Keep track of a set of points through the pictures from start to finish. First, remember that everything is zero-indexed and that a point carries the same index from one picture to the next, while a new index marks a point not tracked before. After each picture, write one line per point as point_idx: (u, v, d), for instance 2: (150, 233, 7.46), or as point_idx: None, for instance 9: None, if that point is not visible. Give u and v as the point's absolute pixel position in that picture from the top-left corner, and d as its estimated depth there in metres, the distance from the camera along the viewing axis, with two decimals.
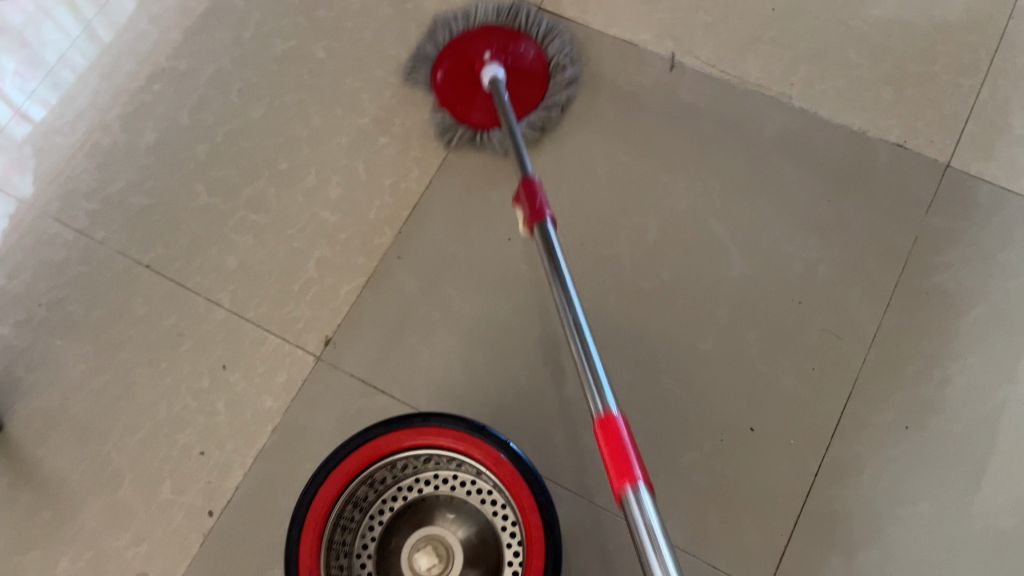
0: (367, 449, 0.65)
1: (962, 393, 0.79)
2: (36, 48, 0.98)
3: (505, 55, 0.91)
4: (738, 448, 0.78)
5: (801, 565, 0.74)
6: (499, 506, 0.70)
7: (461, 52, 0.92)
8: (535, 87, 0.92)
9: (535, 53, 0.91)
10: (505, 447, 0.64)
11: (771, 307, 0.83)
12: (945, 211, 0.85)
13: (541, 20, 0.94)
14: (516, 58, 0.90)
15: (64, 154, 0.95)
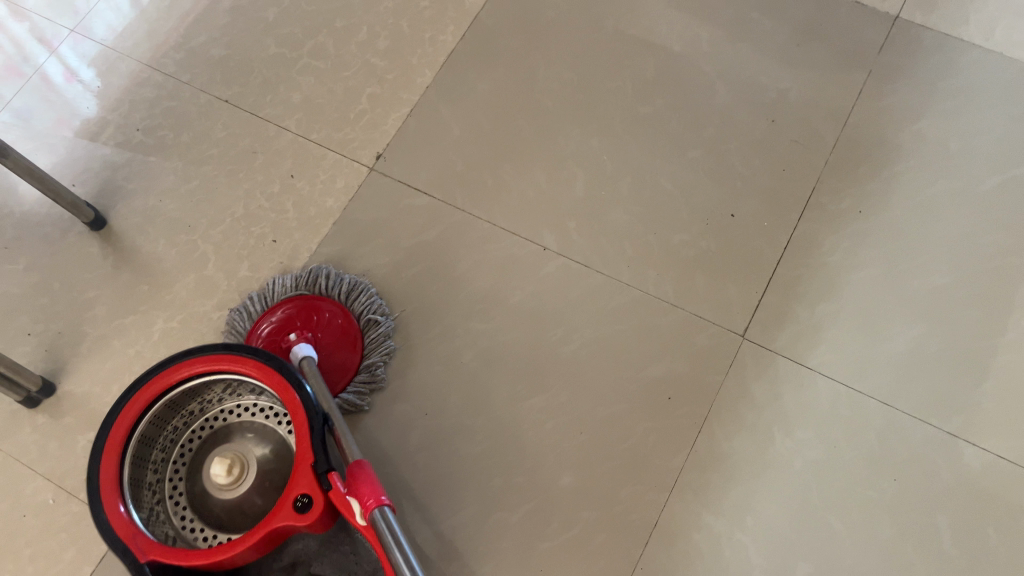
0: (135, 404, 0.70)
1: (907, 186, 0.95)
2: (84, 14, 1.15)
3: (310, 328, 0.88)
4: (720, 230, 0.95)
5: (772, 314, 0.90)
6: (266, 404, 0.76)
7: (272, 324, 0.89)
8: (353, 349, 0.89)
9: (341, 318, 0.90)
10: (216, 346, 0.72)
11: (749, 125, 1.00)
12: (893, 51, 1.02)
13: (343, 278, 0.92)
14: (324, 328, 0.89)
15: (130, 62, 1.11)
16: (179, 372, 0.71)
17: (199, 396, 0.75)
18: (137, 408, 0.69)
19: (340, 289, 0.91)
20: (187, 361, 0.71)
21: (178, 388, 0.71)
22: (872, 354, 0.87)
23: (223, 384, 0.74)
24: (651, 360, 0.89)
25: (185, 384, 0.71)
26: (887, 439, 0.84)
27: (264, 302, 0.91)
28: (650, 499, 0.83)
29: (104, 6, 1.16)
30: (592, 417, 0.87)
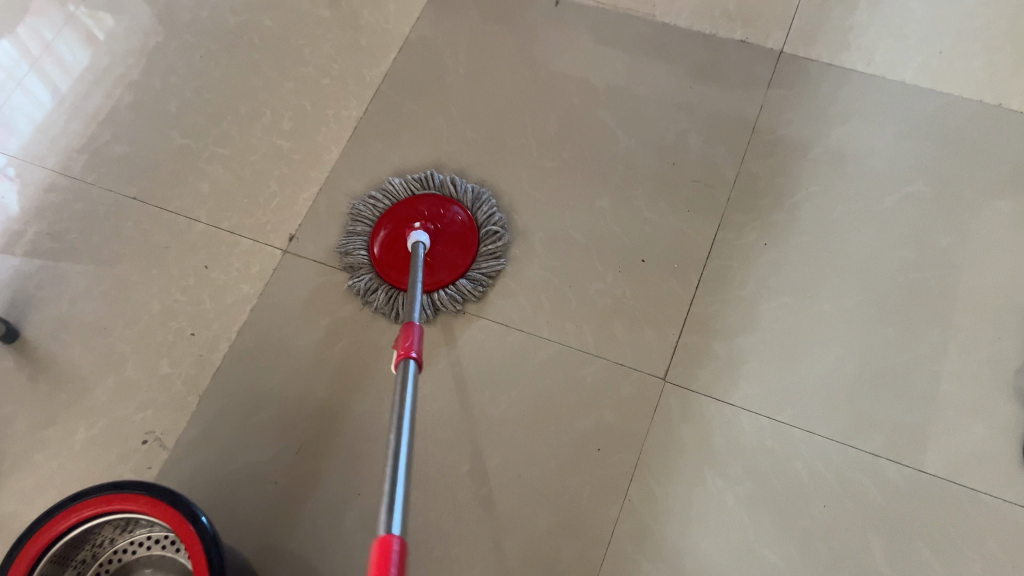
0: (33, 551, 0.70)
1: (808, 213, 0.98)
2: (7, 113, 1.13)
3: (436, 222, 0.97)
4: (633, 275, 0.96)
5: (692, 355, 0.91)
6: (160, 535, 0.77)
7: (400, 215, 0.97)
8: (466, 251, 0.96)
9: (463, 218, 0.97)
10: (107, 488, 0.72)
11: (651, 170, 1.02)
12: (783, 84, 1.06)
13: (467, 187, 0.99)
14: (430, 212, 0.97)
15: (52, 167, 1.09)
16: (66, 520, 0.71)
17: (102, 535, 0.75)
18: (33, 555, 0.70)
19: (466, 196, 0.98)
20: (74, 508, 0.71)
21: (62, 538, 0.71)
22: (792, 383, 0.89)
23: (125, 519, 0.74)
24: (579, 414, 0.89)
25: (69, 533, 0.71)
26: (814, 467, 0.85)
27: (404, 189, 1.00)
28: (589, 555, 0.83)
29: (26, 102, 1.14)
30: (525, 479, 0.87)
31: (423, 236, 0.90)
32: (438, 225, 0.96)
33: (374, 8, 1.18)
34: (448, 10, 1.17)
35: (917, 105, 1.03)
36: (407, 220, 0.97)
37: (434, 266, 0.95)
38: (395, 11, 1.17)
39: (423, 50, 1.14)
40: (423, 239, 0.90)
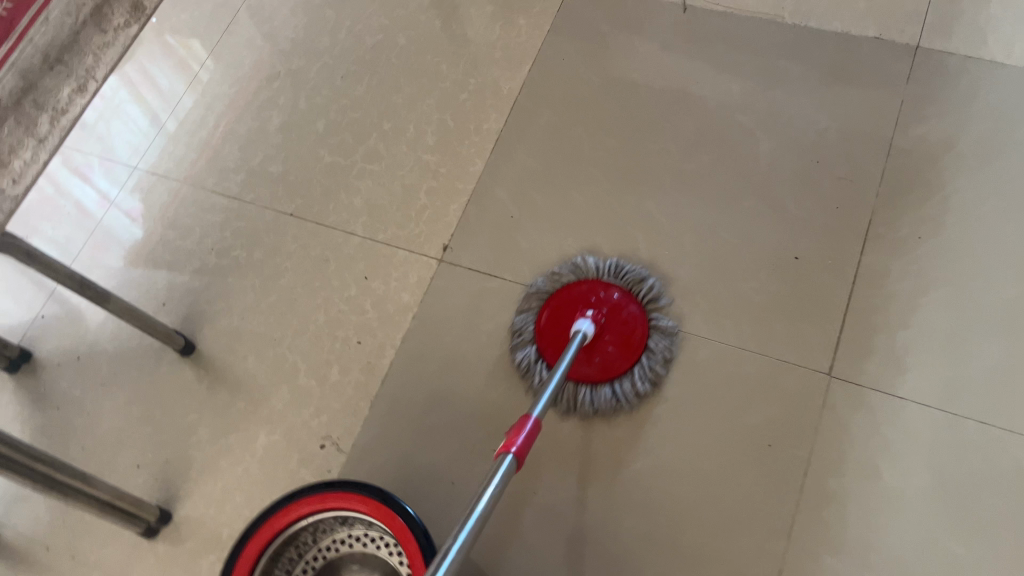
0: (256, 544, 0.75)
1: (961, 205, 0.98)
2: (109, 140, 1.25)
3: (602, 308, 0.95)
4: (787, 272, 0.98)
5: (855, 349, 0.92)
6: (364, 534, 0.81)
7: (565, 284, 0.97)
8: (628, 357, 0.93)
9: (636, 311, 0.95)
10: (320, 486, 0.76)
11: (795, 168, 1.04)
12: (922, 78, 1.07)
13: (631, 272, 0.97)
14: (607, 305, 0.95)
15: (154, 185, 1.19)
16: (286, 516, 0.76)
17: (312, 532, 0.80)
18: (257, 548, 0.75)
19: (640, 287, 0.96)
20: (292, 505, 0.76)
21: (282, 532, 0.76)
22: (961, 374, 0.90)
23: (340, 517, 0.78)
24: (747, 409, 0.91)
25: (288, 528, 0.76)
26: (991, 457, 0.85)
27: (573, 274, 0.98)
28: (769, 548, 0.85)
29: (127, 128, 1.26)
30: (699, 475, 0.89)
31: (585, 325, 0.88)
32: (620, 338, 0.94)
33: (505, 25, 1.22)
34: (578, 22, 1.20)
35: None
36: (578, 305, 0.95)
37: (591, 356, 0.93)
38: (525, 26, 1.21)
39: (556, 62, 1.18)
40: (585, 329, 0.87)
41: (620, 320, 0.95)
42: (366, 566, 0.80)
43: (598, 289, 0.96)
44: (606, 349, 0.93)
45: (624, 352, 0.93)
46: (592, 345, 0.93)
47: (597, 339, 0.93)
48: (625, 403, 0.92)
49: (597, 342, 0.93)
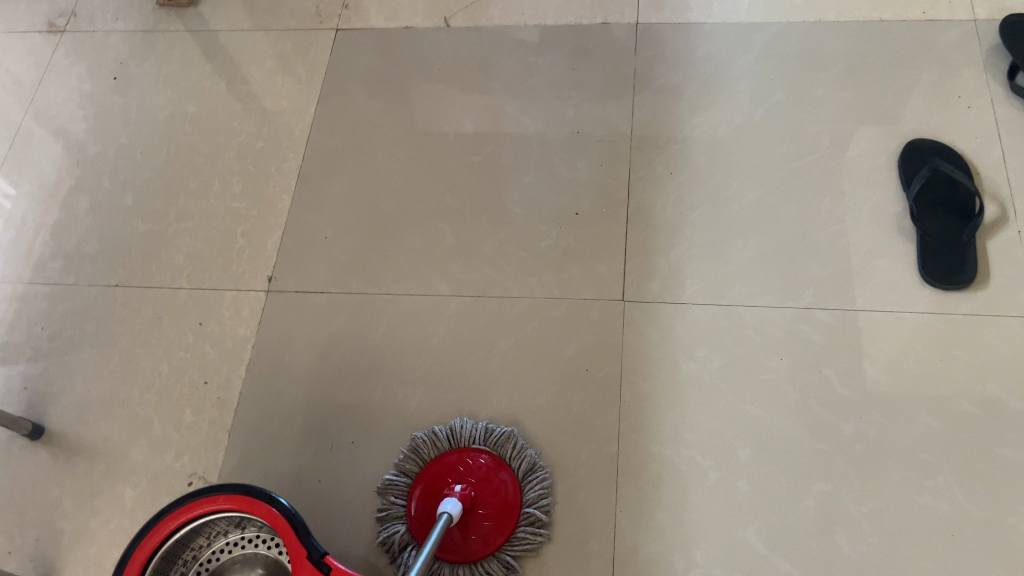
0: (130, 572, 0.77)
1: (698, 140, 1.16)
2: None
3: (474, 488, 0.93)
4: (572, 227, 1.12)
5: (640, 275, 1.07)
6: (238, 536, 0.85)
7: (433, 472, 0.95)
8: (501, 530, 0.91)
9: (486, 460, 0.95)
10: (183, 499, 0.80)
11: (560, 140, 1.19)
12: (646, 46, 1.26)
13: (491, 430, 0.96)
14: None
15: None
16: (158, 535, 0.78)
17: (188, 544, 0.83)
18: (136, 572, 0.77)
19: (520, 464, 0.94)
20: (159, 525, 0.79)
21: (157, 552, 0.79)
22: (727, 272, 1.06)
23: (230, 518, 0.83)
24: (564, 346, 1.03)
25: (163, 547, 0.79)
26: (763, 331, 1.01)
27: (450, 438, 0.97)
28: (605, 454, 0.96)
29: None
30: (534, 409, 1.00)
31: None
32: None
33: (286, 76, 1.33)
34: (350, 61, 1.33)
35: (754, 38, 1.24)
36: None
37: (466, 535, 0.91)
38: (303, 73, 1.33)
39: (338, 98, 1.29)
40: None
41: None
42: (247, 565, 0.85)
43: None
44: (481, 526, 0.91)
45: (505, 506, 0.92)
46: (463, 525, 0.91)
47: None
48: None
49: (469, 520, 0.91)
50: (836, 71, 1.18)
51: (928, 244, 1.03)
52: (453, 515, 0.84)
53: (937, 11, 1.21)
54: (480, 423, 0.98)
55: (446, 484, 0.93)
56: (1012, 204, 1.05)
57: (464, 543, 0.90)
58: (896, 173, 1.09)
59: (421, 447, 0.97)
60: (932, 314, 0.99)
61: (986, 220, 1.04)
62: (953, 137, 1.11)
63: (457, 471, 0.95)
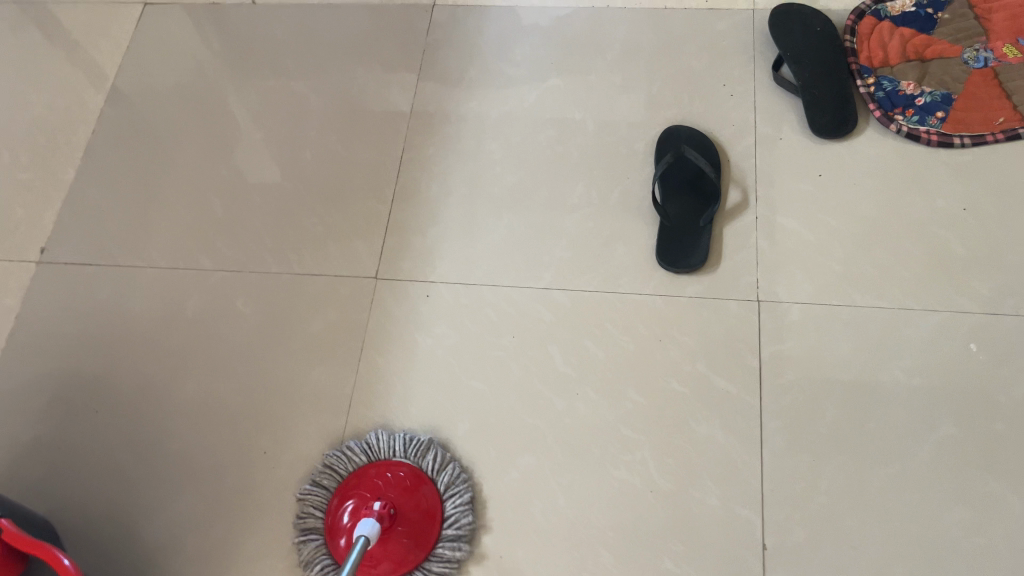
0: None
1: (472, 123, 1.18)
2: None
3: (396, 505, 0.90)
4: (338, 203, 1.14)
5: (393, 252, 1.09)
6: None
7: (357, 496, 0.91)
8: (424, 543, 0.89)
9: (406, 472, 0.93)
10: None
11: (340, 118, 1.21)
12: (437, 29, 1.27)
13: (430, 457, 0.94)
14: (394, 486, 0.91)
15: None
16: None
17: None
18: None
19: (423, 463, 0.93)
20: None
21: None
22: (478, 253, 1.08)
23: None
24: (310, 319, 1.06)
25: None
26: (500, 309, 1.04)
27: (366, 454, 0.95)
28: (331, 425, 0.99)
29: None
30: (271, 382, 1.03)
31: (366, 530, 0.78)
32: (400, 504, 0.90)
33: (90, 50, 1.35)
34: (155, 37, 1.35)
35: (542, 22, 1.26)
36: (365, 496, 0.90)
37: (379, 559, 0.88)
38: (108, 48, 1.35)
39: (137, 74, 1.32)
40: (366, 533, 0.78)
41: (410, 518, 0.89)
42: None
43: (382, 471, 0.93)
44: (399, 544, 0.88)
45: (388, 478, 0.92)
46: (383, 543, 0.88)
47: (387, 533, 0.88)
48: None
49: (390, 537, 0.88)
50: (612, 58, 1.21)
51: (666, 230, 1.06)
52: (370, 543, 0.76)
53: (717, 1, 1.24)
54: (402, 434, 0.97)
55: (382, 534, 0.88)
56: (753, 191, 1.08)
57: (381, 558, 0.88)
58: (651, 160, 1.12)
59: (346, 463, 0.95)
60: (659, 296, 1.03)
61: (725, 206, 1.07)
62: (710, 125, 1.13)
63: (376, 487, 0.91)
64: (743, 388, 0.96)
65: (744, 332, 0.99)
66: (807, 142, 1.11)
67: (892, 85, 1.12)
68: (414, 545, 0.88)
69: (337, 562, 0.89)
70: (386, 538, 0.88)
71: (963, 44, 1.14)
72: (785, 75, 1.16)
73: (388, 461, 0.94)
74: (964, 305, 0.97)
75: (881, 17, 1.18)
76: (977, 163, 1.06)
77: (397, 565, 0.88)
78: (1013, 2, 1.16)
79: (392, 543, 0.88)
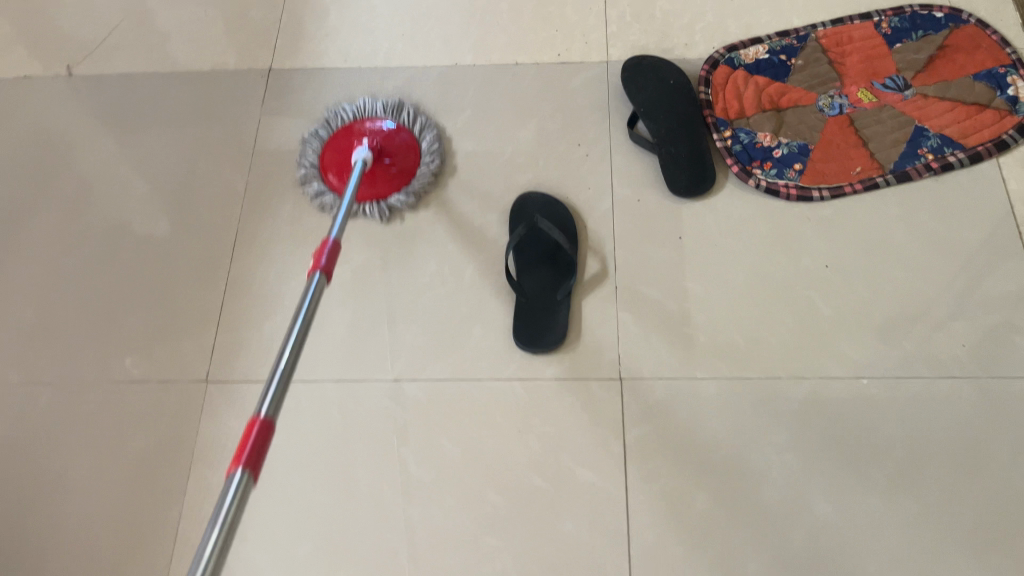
0: None
1: (314, 199, 1.09)
2: None
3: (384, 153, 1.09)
4: (166, 298, 1.03)
5: (227, 352, 0.99)
6: None
7: (341, 144, 1.10)
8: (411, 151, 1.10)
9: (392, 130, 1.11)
10: None
11: (168, 202, 1.11)
12: (276, 96, 1.18)
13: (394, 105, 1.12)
14: (380, 135, 1.10)
15: None
16: None
17: None
18: None
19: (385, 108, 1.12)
20: None
21: None
22: (320, 345, 0.99)
23: None
24: (133, 434, 0.95)
25: None
26: (346, 409, 0.95)
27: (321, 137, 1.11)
28: (156, 559, 0.88)
29: None
30: (90, 512, 0.92)
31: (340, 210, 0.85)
32: (384, 142, 1.09)
33: None
34: None
35: (388, 84, 1.18)
36: (353, 140, 1.10)
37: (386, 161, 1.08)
38: None
39: None
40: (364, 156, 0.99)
41: (394, 144, 1.10)
42: None
43: (369, 124, 1.11)
44: (385, 174, 1.08)
45: (404, 171, 1.08)
46: (372, 178, 1.07)
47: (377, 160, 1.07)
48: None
49: (378, 172, 1.07)
50: (462, 120, 1.14)
51: (522, 307, 0.98)
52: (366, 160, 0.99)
53: (570, 54, 1.18)
54: (381, 101, 1.13)
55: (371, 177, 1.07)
56: (613, 259, 1.02)
57: (368, 183, 1.07)
58: (504, 230, 1.05)
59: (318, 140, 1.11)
60: (517, 382, 0.95)
61: (583, 278, 1.01)
62: (565, 189, 1.07)
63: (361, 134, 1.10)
64: (608, 481, 0.89)
65: (607, 416, 0.92)
66: (666, 202, 1.05)
67: (749, 137, 1.08)
68: (399, 176, 1.08)
69: (365, 200, 1.06)
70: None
71: (818, 90, 1.11)
72: (641, 130, 1.11)
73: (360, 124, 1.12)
74: (832, 371, 0.92)
75: (735, 66, 1.14)
76: (838, 216, 1.02)
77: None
78: (865, 44, 1.14)
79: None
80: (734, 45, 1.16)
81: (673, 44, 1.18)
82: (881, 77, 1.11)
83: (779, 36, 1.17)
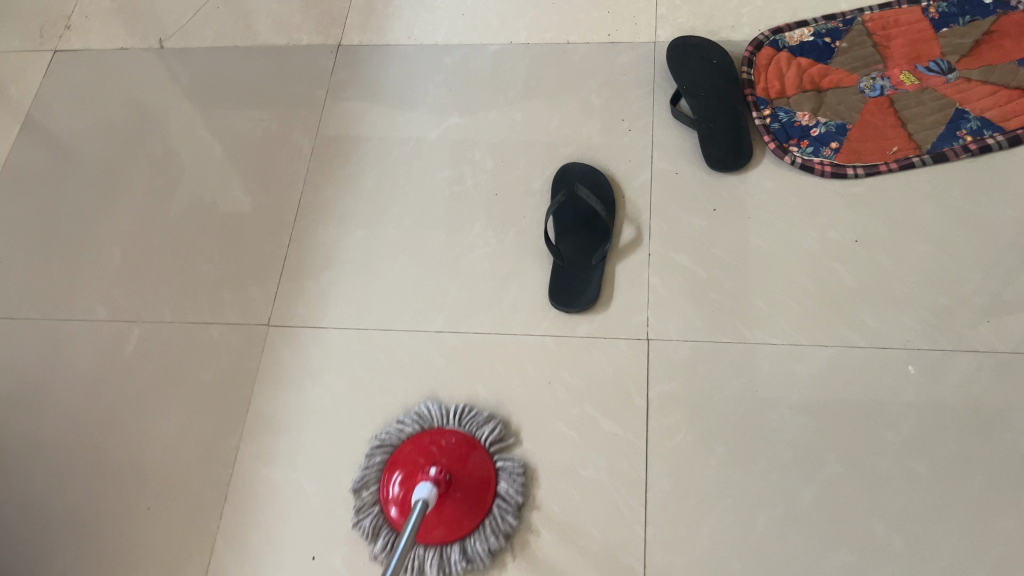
0: None
1: (372, 163, 1.17)
2: None
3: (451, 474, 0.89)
4: (236, 248, 1.13)
5: (287, 298, 1.08)
6: None
7: (406, 467, 0.91)
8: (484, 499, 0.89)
9: (458, 440, 0.92)
10: None
11: (241, 163, 1.21)
12: (342, 69, 1.27)
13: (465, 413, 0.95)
14: (446, 455, 0.91)
15: None
16: None
17: None
18: None
19: None
20: None
21: None
22: (371, 296, 1.07)
23: None
24: (201, 367, 1.04)
25: None
26: (391, 354, 1.02)
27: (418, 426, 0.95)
28: (215, 478, 0.97)
29: None
30: (160, 433, 1.01)
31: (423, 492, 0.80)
32: (455, 470, 0.89)
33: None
34: (64, 79, 1.36)
35: (446, 59, 1.25)
36: (419, 460, 0.91)
37: (438, 517, 0.87)
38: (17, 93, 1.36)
39: (44, 118, 1.32)
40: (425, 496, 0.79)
41: (461, 488, 0.89)
42: None
43: (438, 438, 0.92)
44: (454, 508, 0.88)
45: None
46: (438, 507, 0.88)
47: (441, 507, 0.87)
48: (478, 563, 0.88)
49: (445, 502, 0.88)
50: (513, 94, 1.20)
51: (558, 269, 1.04)
52: (428, 503, 0.79)
53: (620, 34, 1.24)
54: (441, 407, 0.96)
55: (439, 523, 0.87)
56: (648, 227, 1.07)
57: (436, 523, 0.87)
58: (547, 198, 1.11)
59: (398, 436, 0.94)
60: (551, 337, 1.01)
61: (618, 244, 1.06)
62: (607, 160, 1.13)
63: (430, 454, 0.91)
64: (630, 431, 0.94)
65: (634, 371, 0.97)
66: (703, 175, 1.10)
67: (788, 116, 1.12)
68: (470, 510, 0.88)
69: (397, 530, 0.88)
70: (440, 506, 0.88)
71: (860, 72, 1.14)
72: (683, 108, 1.16)
73: (437, 434, 0.93)
74: (854, 340, 0.96)
75: (780, 48, 1.18)
76: (871, 194, 1.05)
77: (450, 531, 0.87)
78: (911, 28, 1.16)
79: (446, 508, 0.88)
80: (780, 28, 1.19)
81: (720, 26, 1.22)
82: (924, 61, 1.13)
83: (825, 20, 1.20)
